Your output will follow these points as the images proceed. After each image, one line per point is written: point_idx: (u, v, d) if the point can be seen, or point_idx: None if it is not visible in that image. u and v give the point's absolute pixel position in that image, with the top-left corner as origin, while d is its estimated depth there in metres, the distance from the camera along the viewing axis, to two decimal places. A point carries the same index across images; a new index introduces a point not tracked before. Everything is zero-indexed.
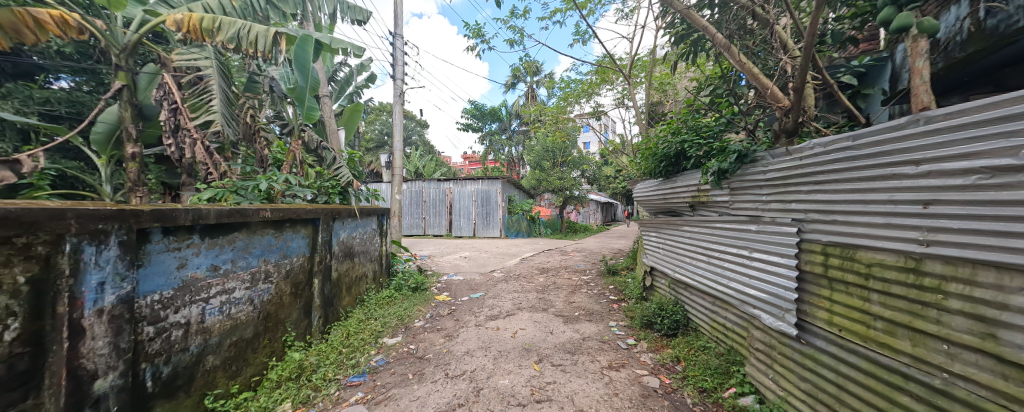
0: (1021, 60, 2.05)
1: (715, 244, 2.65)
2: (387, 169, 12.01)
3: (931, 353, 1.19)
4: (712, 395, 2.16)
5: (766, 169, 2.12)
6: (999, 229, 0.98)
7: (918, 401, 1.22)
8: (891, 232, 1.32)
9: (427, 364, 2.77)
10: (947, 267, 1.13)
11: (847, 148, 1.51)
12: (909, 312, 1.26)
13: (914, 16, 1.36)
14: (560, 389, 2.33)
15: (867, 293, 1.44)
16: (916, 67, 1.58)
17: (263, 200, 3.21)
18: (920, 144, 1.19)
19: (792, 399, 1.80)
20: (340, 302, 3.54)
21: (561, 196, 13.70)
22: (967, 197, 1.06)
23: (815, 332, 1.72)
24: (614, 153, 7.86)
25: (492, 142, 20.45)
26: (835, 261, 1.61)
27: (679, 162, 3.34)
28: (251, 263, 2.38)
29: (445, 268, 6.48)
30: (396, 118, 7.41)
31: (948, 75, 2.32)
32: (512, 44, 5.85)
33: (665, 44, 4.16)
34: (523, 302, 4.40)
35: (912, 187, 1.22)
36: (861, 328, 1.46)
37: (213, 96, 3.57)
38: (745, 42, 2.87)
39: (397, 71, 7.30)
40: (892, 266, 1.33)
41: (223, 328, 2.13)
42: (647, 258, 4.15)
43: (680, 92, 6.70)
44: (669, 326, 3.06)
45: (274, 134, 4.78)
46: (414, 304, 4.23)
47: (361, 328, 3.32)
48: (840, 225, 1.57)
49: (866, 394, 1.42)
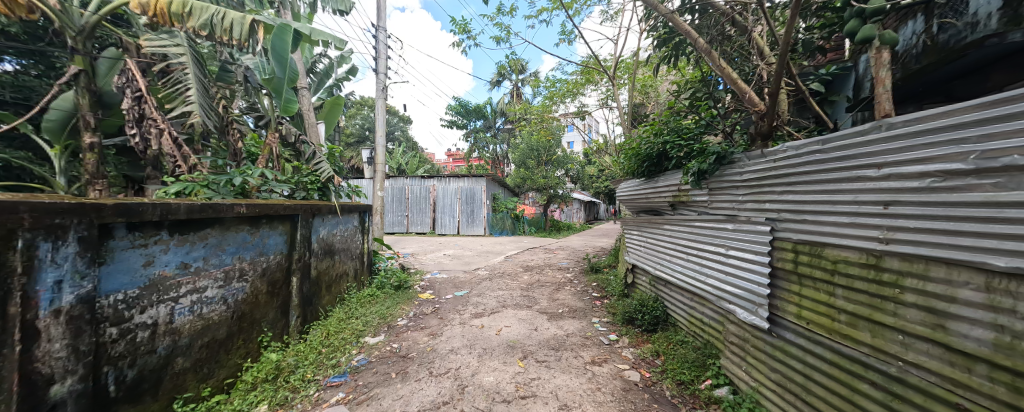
0: (967, 73, 2.23)
1: (694, 241, 2.74)
2: (370, 165, 11.76)
3: (889, 343, 1.27)
4: (688, 387, 2.26)
5: (742, 171, 2.21)
6: (948, 229, 1.07)
7: (876, 388, 1.32)
8: (856, 231, 1.41)
9: (410, 363, 2.74)
10: (905, 262, 1.22)
11: (817, 151, 1.61)
12: (871, 305, 1.35)
13: (877, 28, 1.47)
14: (545, 384, 2.36)
15: (833, 288, 1.53)
16: (880, 76, 1.67)
17: (238, 196, 3.06)
18: (883, 147, 1.28)
19: (763, 389, 1.90)
20: (319, 301, 3.42)
21: (546, 195, 13.70)
22: (922, 199, 1.15)
23: (785, 326, 1.81)
24: (598, 152, 8.01)
25: (476, 139, 20.27)
26: (805, 258, 1.69)
27: (661, 162, 3.43)
28: (225, 261, 2.27)
29: (429, 266, 6.40)
30: (380, 113, 7.25)
31: (905, 86, 2.50)
32: (497, 41, 5.87)
33: (648, 46, 4.25)
34: (508, 300, 4.41)
35: (875, 188, 1.31)
36: (826, 321, 1.56)
37: (187, 86, 3.34)
38: (725, 47, 2.97)
39: (380, 65, 7.12)
40: (855, 263, 1.42)
41: (194, 329, 2.03)
42: (629, 256, 4.25)
43: (662, 95, 6.85)
44: (649, 322, 3.16)
45: (249, 127, 4.55)
46: (397, 303, 4.17)
47: (341, 328, 3.24)
48: (809, 224, 1.67)
49: (830, 383, 1.51)
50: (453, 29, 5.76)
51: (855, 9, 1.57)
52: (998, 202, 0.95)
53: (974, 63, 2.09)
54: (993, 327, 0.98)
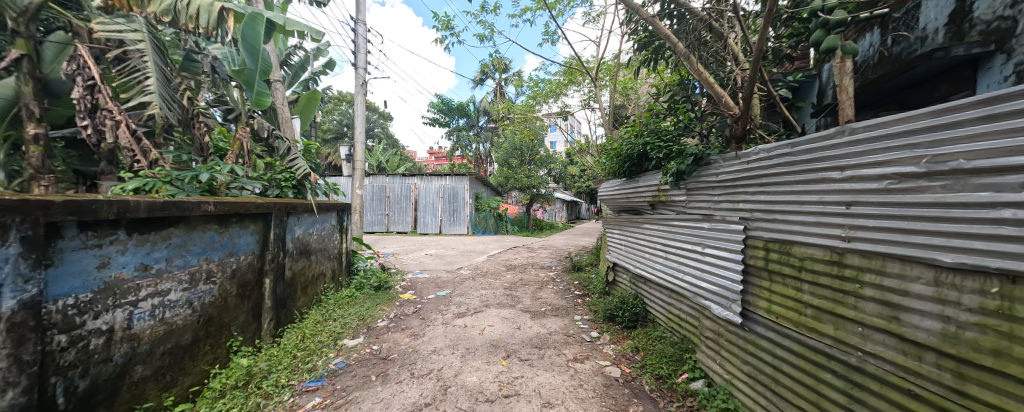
0: (917, 83, 2.42)
1: (672, 240, 2.83)
2: (348, 162, 11.41)
3: (850, 335, 1.36)
4: (666, 381, 2.34)
5: (718, 172, 2.31)
6: (901, 228, 1.16)
7: (838, 377, 1.41)
8: (821, 229, 1.50)
9: (391, 365, 2.68)
10: (865, 259, 1.30)
11: (787, 154, 1.70)
12: (834, 299, 1.44)
13: (840, 39, 1.57)
14: (529, 383, 2.37)
15: (800, 283, 1.62)
16: (843, 84, 1.78)
17: (204, 193, 2.89)
18: (846, 151, 1.37)
19: (736, 381, 1.99)
20: (294, 303, 3.28)
21: (528, 195, 13.72)
22: (880, 199, 1.23)
23: (756, 320, 1.90)
24: (580, 153, 8.12)
25: (459, 137, 20.09)
26: (775, 256, 1.79)
27: (642, 163, 3.52)
28: (190, 262, 2.14)
29: (411, 266, 6.29)
30: (359, 109, 7.03)
31: (863, 95, 2.68)
32: (481, 39, 5.82)
33: (628, 50, 4.34)
34: (491, 299, 4.40)
35: (839, 189, 1.40)
36: (794, 314, 1.65)
37: (146, 75, 3.10)
38: (702, 53, 3.07)
39: (360, 59, 6.91)
40: (820, 259, 1.52)
41: (156, 334, 1.90)
42: (610, 255, 4.34)
43: (642, 97, 7.02)
44: (629, 319, 3.24)
45: (216, 121, 4.30)
46: (377, 304, 4.07)
47: (318, 330, 3.13)
48: (779, 223, 1.76)
49: (797, 373, 1.60)
50: (436, 25, 5.67)
51: (819, 20, 1.67)
52: (946, 203, 1.04)
53: (923, 74, 2.27)
54: (942, 318, 1.06)
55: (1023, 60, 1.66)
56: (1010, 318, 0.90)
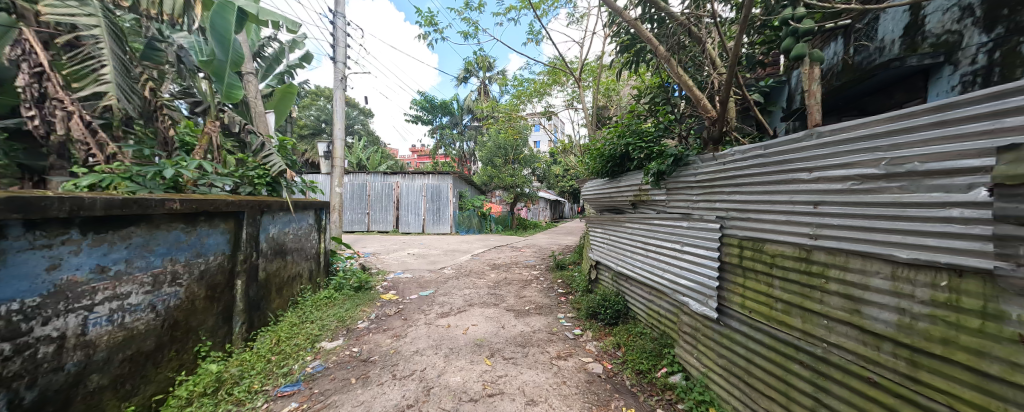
0: (875, 91, 2.59)
1: (653, 238, 2.90)
2: (327, 159, 11.04)
3: (816, 327, 1.45)
4: (646, 375, 2.41)
5: (696, 172, 2.39)
6: (863, 226, 1.24)
7: (806, 367, 1.49)
8: (791, 227, 1.58)
9: (372, 367, 2.62)
10: (830, 255, 1.39)
11: (760, 155, 1.78)
12: (802, 294, 1.52)
13: (808, 47, 1.66)
14: (513, 381, 2.38)
15: (771, 279, 1.70)
16: (812, 89, 1.87)
17: (168, 190, 2.72)
18: (814, 153, 1.45)
19: (712, 374, 2.07)
20: (268, 306, 3.15)
21: (512, 194, 13.68)
22: (845, 199, 1.31)
23: (731, 315, 1.98)
24: (563, 152, 8.19)
25: (442, 136, 19.84)
26: (748, 253, 1.87)
27: (623, 163, 3.59)
28: (153, 263, 2.01)
29: (392, 266, 6.16)
30: (338, 104, 6.81)
31: (828, 101, 2.84)
32: (465, 36, 5.75)
33: (611, 52, 4.42)
34: (475, 298, 4.37)
35: (807, 190, 1.48)
36: (765, 309, 1.73)
37: (101, 62, 2.84)
38: (681, 57, 3.17)
39: (339, 52, 6.69)
40: (790, 256, 1.60)
41: (115, 340, 1.78)
42: (593, 253, 4.40)
43: (624, 99, 7.15)
44: (611, 316, 3.31)
45: (182, 113, 4.05)
46: (357, 305, 3.96)
47: (294, 333, 3.01)
48: (752, 222, 1.84)
49: (768, 365, 1.68)
50: (419, 20, 5.56)
51: (789, 28, 1.75)
52: (903, 203, 1.11)
53: (880, 83, 2.44)
54: (898, 310, 1.14)
55: (968, 71, 1.81)
56: (957, 309, 0.99)
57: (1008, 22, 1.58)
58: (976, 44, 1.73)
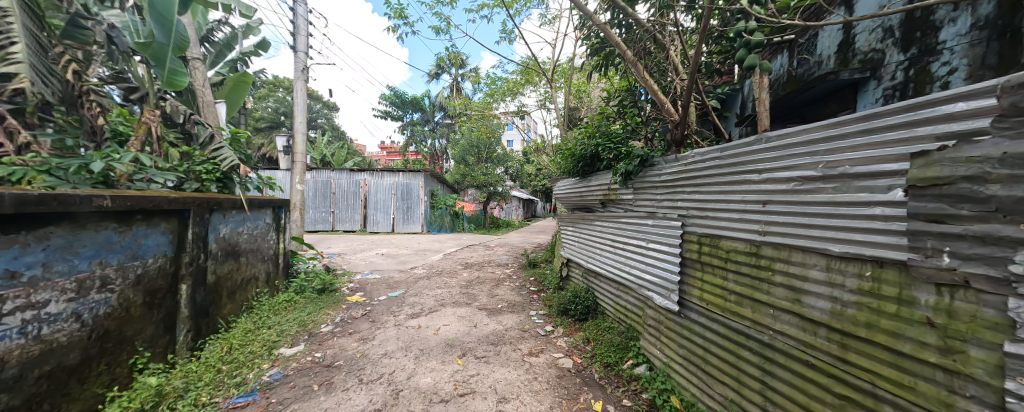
0: (815, 101, 2.86)
1: (620, 236, 3.01)
2: (287, 155, 10.36)
3: (764, 316, 1.58)
4: (614, 368, 2.50)
5: (661, 173, 2.51)
6: (805, 223, 1.37)
7: (755, 353, 1.61)
8: (743, 225, 1.71)
9: (337, 372, 2.50)
10: (776, 250, 1.52)
11: (717, 157, 1.91)
12: (752, 286, 1.65)
13: (759, 59, 1.80)
14: (484, 379, 2.37)
15: (726, 272, 1.83)
16: (761, 97, 2.04)
17: (97, 186, 2.42)
18: (764, 156, 1.58)
19: (673, 364, 2.20)
20: (219, 311, 2.90)
21: (485, 193, 13.55)
22: (789, 199, 1.44)
23: (691, 307, 2.11)
24: (536, 152, 8.27)
25: (413, 132, 19.31)
26: (706, 249, 2.00)
27: (594, 163, 3.70)
28: (78, 267, 1.79)
29: (359, 267, 5.91)
30: (299, 96, 6.40)
31: (776, 109, 3.10)
32: (437, 31, 5.62)
33: (582, 54, 4.51)
34: (447, 298, 4.31)
35: (757, 190, 1.61)
36: (720, 300, 1.86)
37: (10, 38, 2.50)
38: (648, 62, 3.31)
39: (300, 41, 6.29)
40: (742, 251, 1.73)
41: (28, 356, 1.57)
42: (564, 251, 4.49)
43: (594, 101, 7.33)
44: (581, 312, 3.40)
45: (113, 100, 3.62)
46: (320, 308, 3.75)
47: (248, 340, 2.79)
48: (710, 219, 1.97)
49: (722, 353, 1.81)
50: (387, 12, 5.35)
51: (743, 39, 1.88)
52: (837, 202, 1.24)
53: (819, 94, 2.70)
54: (831, 298, 1.27)
55: (888, 86, 2.05)
56: (878, 296, 1.12)
57: (920, 43, 1.83)
58: (895, 62, 1.97)
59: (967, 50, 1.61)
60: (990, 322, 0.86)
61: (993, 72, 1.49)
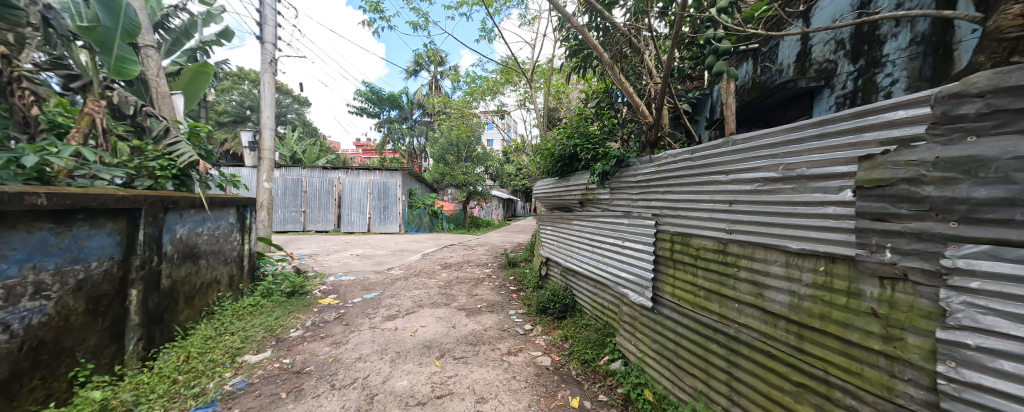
0: (777, 107, 3.05)
1: (598, 235, 3.07)
2: (253, 151, 9.80)
3: (730, 311, 1.66)
4: (590, 364, 2.55)
5: (636, 173, 2.59)
6: (767, 222, 1.45)
7: (722, 346, 1.69)
8: (712, 223, 1.79)
9: (307, 378, 2.39)
10: (741, 247, 1.60)
11: (688, 159, 1.98)
12: (719, 282, 1.73)
13: (726, 65, 1.89)
14: (463, 380, 2.35)
15: (696, 269, 1.90)
16: (728, 102, 2.14)
17: (30, 182, 2.19)
18: (730, 158, 1.66)
19: (646, 359, 2.27)
20: (175, 318, 2.70)
21: (465, 193, 13.41)
22: (753, 199, 1.52)
23: (663, 304, 2.19)
24: (516, 152, 8.30)
25: (390, 130, 18.80)
26: (678, 246, 2.07)
27: (572, 163, 3.75)
28: (5, 271, 1.63)
29: (332, 268, 5.68)
30: (267, 89, 6.07)
31: (741, 114, 3.27)
32: (415, 27, 5.50)
33: (561, 56, 4.57)
34: (425, 299, 4.23)
35: (724, 190, 1.69)
36: (691, 296, 1.93)
37: None
38: (624, 65, 3.41)
39: (267, 31, 5.97)
40: (710, 249, 1.81)
41: None
42: (544, 250, 4.53)
43: (573, 102, 7.44)
44: (559, 310, 3.44)
45: (49, 88, 3.28)
46: (289, 312, 3.58)
47: (208, 348, 2.61)
48: (682, 218, 2.04)
49: (692, 346, 1.88)
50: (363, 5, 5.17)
51: (712, 46, 1.96)
52: (795, 202, 1.32)
53: (780, 100, 2.87)
54: (790, 292, 1.36)
55: (841, 95, 2.21)
56: (831, 290, 1.21)
57: (868, 56, 1.99)
58: (846, 72, 2.13)
59: (907, 63, 1.77)
60: (925, 311, 0.94)
61: (928, 83, 1.65)
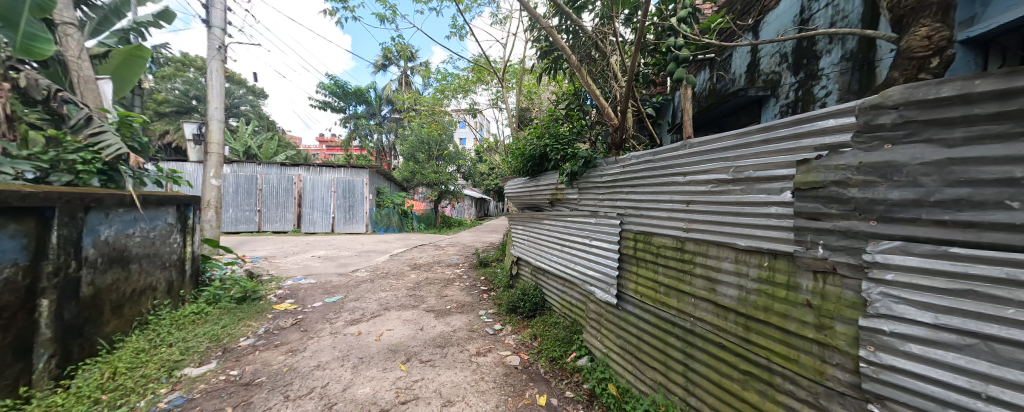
0: (730, 114, 3.26)
1: (566, 234, 3.12)
2: (199, 145, 8.95)
3: (687, 305, 1.74)
4: (558, 362, 2.59)
5: (602, 173, 2.66)
6: (719, 221, 1.54)
7: (679, 339, 1.78)
8: (671, 222, 1.87)
9: (258, 390, 2.21)
10: (697, 245, 1.68)
11: (651, 160, 2.07)
12: (677, 278, 1.82)
13: (685, 72, 1.98)
14: (429, 384, 2.28)
15: (656, 266, 1.98)
16: (685, 107, 2.26)
17: None
18: (688, 160, 1.75)
19: (611, 354, 2.33)
20: (98, 330, 2.39)
21: (435, 192, 13.11)
22: (707, 199, 1.61)
23: (627, 300, 2.26)
24: (488, 151, 8.25)
25: (357, 125, 17.98)
26: (640, 244, 2.15)
27: (542, 163, 3.79)
28: None
29: (291, 271, 5.32)
30: (215, 77, 5.57)
31: (699, 119, 3.47)
32: (382, 19, 5.28)
33: (532, 56, 4.60)
34: (392, 301, 4.08)
35: (682, 190, 1.78)
36: (652, 292, 2.02)
37: None
38: (592, 68, 3.49)
39: (216, 14, 5.47)
40: (669, 246, 1.89)
41: None
42: (515, 249, 4.54)
43: (544, 103, 7.51)
44: (529, 309, 3.47)
45: None
46: (239, 319, 3.29)
47: (139, 362, 2.33)
48: (644, 218, 2.13)
49: (653, 340, 1.96)
50: None
51: (672, 54, 2.05)
52: (743, 202, 1.41)
53: (733, 108, 3.07)
54: (738, 286, 1.45)
55: (785, 104, 2.40)
56: (773, 284, 1.30)
57: (806, 69, 2.19)
58: (788, 84, 2.33)
59: (839, 77, 1.96)
60: (850, 301, 1.04)
61: (855, 96, 1.83)
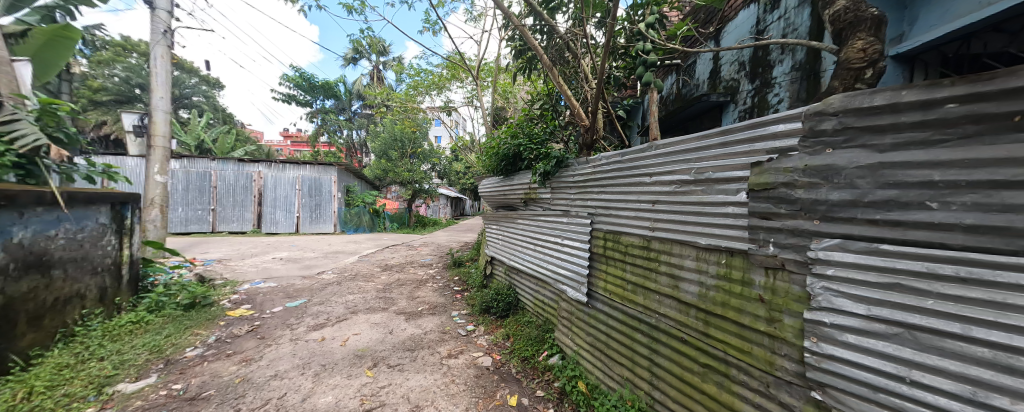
0: (694, 118, 3.42)
1: (539, 234, 3.13)
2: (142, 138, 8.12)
3: (652, 302, 1.80)
4: (530, 361, 2.59)
5: (574, 173, 2.69)
6: (682, 220, 1.59)
7: (645, 335, 1.83)
8: (637, 221, 1.92)
9: (205, 405, 2.02)
10: (662, 244, 1.74)
11: (620, 161, 2.11)
12: (643, 276, 1.87)
13: (652, 75, 2.04)
14: (397, 390, 2.20)
15: (624, 264, 2.03)
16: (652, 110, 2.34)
17: None
18: (654, 161, 1.80)
19: (582, 351, 2.36)
20: (10, 346, 2.09)
21: (409, 190, 12.76)
22: (672, 199, 1.66)
23: (596, 298, 2.30)
24: (463, 149, 8.14)
25: (325, 120, 17.12)
26: (609, 243, 2.19)
27: (516, 163, 3.78)
28: None
29: (248, 275, 4.96)
30: (159, 63, 5.07)
31: (666, 122, 3.61)
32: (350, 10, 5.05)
33: (506, 55, 4.58)
34: (360, 304, 3.91)
35: (649, 191, 1.83)
36: (620, 290, 2.06)
37: None
38: (565, 69, 3.53)
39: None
40: (636, 244, 1.94)
41: None
42: (489, 249, 4.50)
43: (520, 103, 7.52)
44: (502, 308, 3.45)
45: None
46: (186, 328, 3.02)
47: (61, 380, 2.07)
48: (613, 217, 2.17)
49: (620, 337, 2.01)
50: None
51: (641, 58, 2.10)
52: (703, 202, 1.47)
53: (697, 112, 3.22)
54: (699, 283, 1.51)
55: (743, 109, 2.54)
56: (730, 280, 1.36)
57: (762, 77, 2.33)
58: (746, 90, 2.48)
59: (789, 85, 2.10)
60: (796, 295, 1.11)
61: (803, 103, 1.97)
